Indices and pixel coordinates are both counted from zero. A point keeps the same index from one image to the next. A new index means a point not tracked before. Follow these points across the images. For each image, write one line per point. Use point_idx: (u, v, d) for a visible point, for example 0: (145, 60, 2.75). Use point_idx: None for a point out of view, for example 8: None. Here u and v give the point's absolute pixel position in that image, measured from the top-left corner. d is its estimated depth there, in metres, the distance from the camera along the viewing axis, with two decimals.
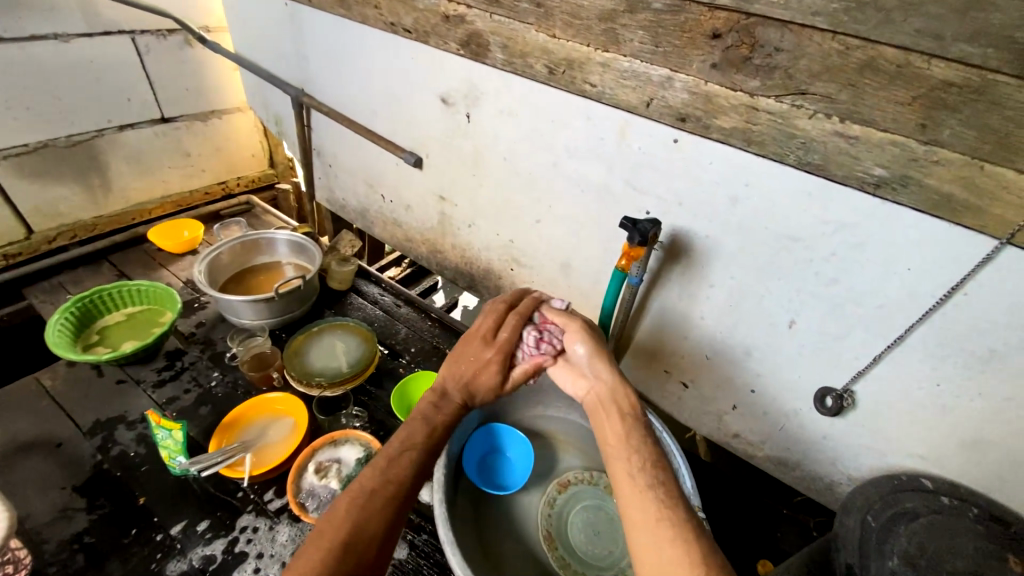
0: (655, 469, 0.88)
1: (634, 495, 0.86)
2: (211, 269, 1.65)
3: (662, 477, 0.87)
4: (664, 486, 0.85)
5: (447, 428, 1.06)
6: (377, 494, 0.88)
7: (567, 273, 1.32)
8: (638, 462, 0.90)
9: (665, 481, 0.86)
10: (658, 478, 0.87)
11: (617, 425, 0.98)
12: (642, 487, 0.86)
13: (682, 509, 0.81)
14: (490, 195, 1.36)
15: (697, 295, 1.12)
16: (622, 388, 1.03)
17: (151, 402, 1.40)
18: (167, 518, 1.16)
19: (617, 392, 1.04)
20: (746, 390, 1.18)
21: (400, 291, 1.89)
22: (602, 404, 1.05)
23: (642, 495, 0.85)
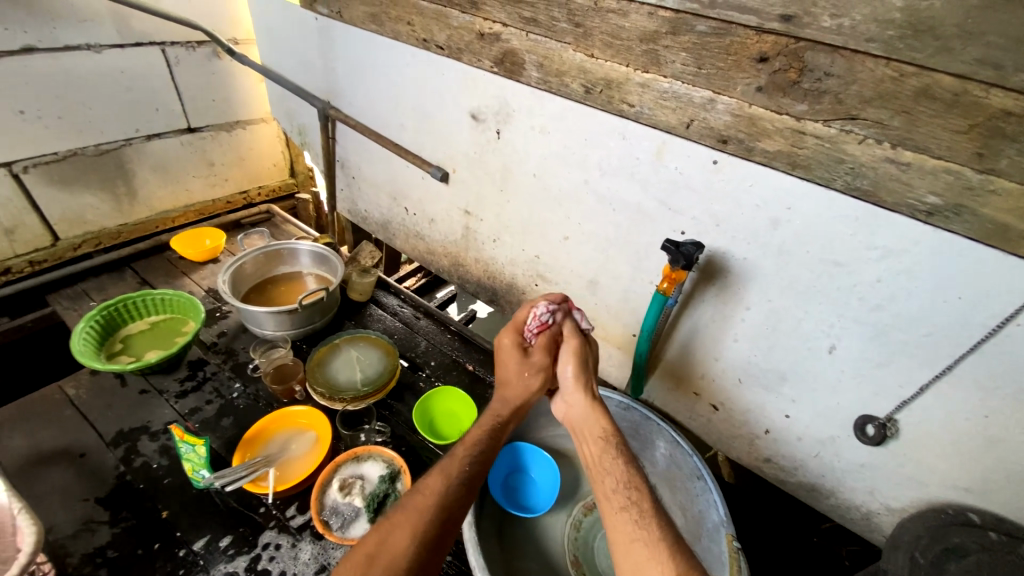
0: (630, 489, 0.89)
1: (614, 516, 0.86)
2: (235, 279, 1.65)
3: (634, 498, 0.87)
4: (638, 505, 0.86)
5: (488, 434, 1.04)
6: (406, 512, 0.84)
7: (595, 291, 1.31)
8: (613, 483, 0.91)
9: (639, 499, 0.87)
10: (632, 497, 0.88)
11: (595, 448, 1.01)
12: (618, 506, 0.87)
13: (658, 529, 0.82)
14: (517, 210, 1.35)
15: (731, 317, 1.10)
16: (599, 413, 1.08)
17: (174, 412, 1.40)
18: (190, 533, 1.15)
19: (592, 415, 1.08)
20: (779, 415, 1.16)
21: (419, 303, 1.89)
22: (580, 427, 1.08)
23: (619, 516, 0.85)
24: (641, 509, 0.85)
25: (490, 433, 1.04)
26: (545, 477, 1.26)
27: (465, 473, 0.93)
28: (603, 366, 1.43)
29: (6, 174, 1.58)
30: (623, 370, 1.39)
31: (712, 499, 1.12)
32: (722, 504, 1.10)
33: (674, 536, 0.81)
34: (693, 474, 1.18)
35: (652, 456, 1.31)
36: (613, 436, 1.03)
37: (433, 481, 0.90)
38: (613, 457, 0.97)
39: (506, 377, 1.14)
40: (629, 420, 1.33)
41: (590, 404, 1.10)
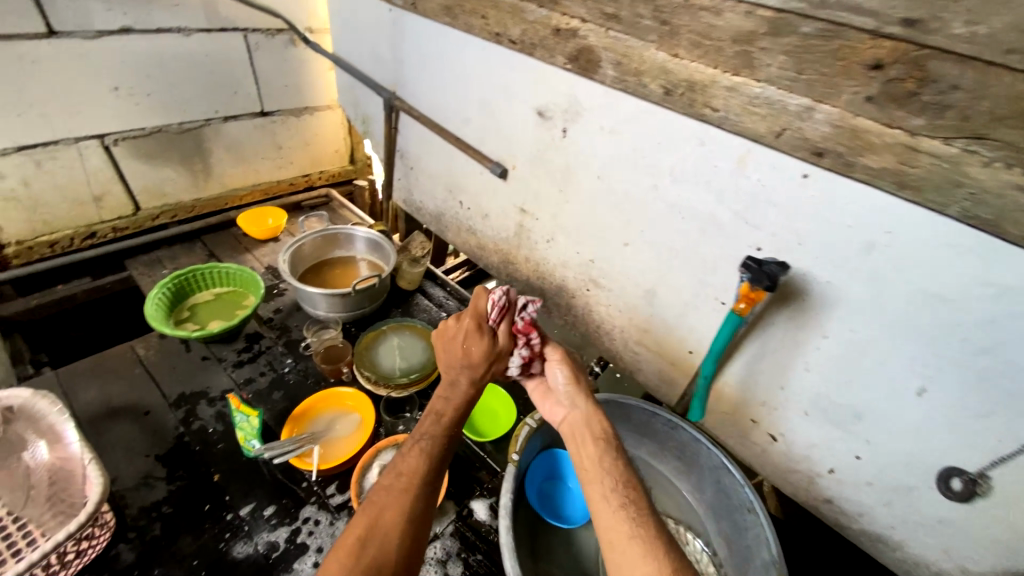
0: (627, 490, 0.89)
1: (611, 517, 0.86)
2: (294, 259, 1.72)
3: (629, 500, 0.88)
4: (634, 505, 0.87)
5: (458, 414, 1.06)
6: (391, 492, 0.92)
7: (652, 301, 1.25)
8: (610, 484, 0.91)
9: (636, 499, 0.88)
10: (629, 497, 0.88)
11: (590, 448, 0.99)
12: (617, 506, 0.87)
13: (655, 532, 0.82)
14: (576, 212, 1.32)
15: (803, 343, 1.02)
16: (597, 415, 1.07)
17: (230, 381, 1.47)
18: (238, 498, 1.20)
19: (588, 420, 1.06)
20: (849, 455, 1.07)
21: (465, 296, 1.89)
22: (575, 430, 1.05)
23: (617, 516, 0.85)
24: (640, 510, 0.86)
25: (460, 411, 1.06)
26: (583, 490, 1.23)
27: (438, 453, 0.99)
28: (651, 379, 1.37)
29: (99, 145, 1.70)
30: (673, 385, 1.33)
31: (764, 536, 1.05)
32: (774, 541, 1.02)
33: (667, 539, 0.82)
34: (743, 505, 1.13)
35: (704, 481, 1.25)
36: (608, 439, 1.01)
37: (412, 462, 0.97)
38: (608, 458, 0.97)
39: (455, 359, 1.09)
40: (678, 440, 1.28)
41: (586, 408, 1.08)
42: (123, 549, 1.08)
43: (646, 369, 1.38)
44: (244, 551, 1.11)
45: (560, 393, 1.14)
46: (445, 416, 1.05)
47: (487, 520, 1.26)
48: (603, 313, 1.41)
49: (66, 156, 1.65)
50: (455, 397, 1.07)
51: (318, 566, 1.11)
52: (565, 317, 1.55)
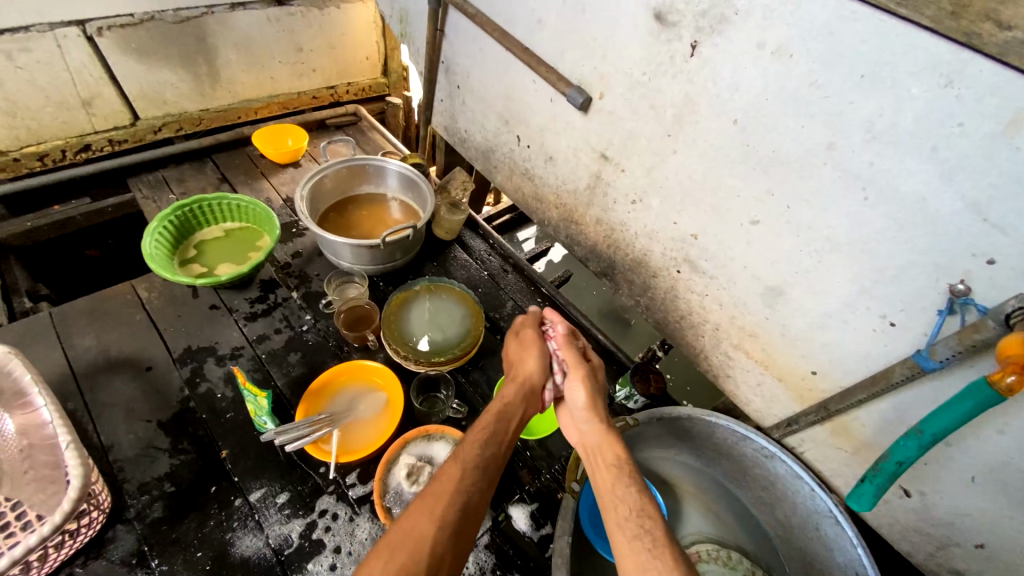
0: (641, 516, 0.71)
1: (624, 548, 0.68)
2: (315, 195, 1.44)
3: (649, 525, 0.70)
4: (652, 534, 0.68)
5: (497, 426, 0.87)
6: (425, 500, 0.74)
7: (771, 302, 0.93)
8: (625, 510, 0.73)
9: (653, 527, 0.70)
10: (645, 525, 0.70)
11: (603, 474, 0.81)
12: (631, 536, 0.69)
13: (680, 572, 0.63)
14: (684, 169, 0.96)
15: (1011, 399, 0.71)
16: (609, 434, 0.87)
17: (242, 336, 1.29)
18: (247, 481, 1.07)
19: (602, 442, 0.86)
20: (1017, 538, 0.80)
21: (509, 253, 1.60)
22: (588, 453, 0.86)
23: (634, 550, 0.67)
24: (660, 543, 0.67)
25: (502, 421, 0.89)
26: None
27: (480, 457, 0.81)
28: (743, 391, 1.09)
29: (80, 35, 1.39)
30: (771, 404, 1.05)
31: None
32: None
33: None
34: (849, 567, 0.90)
35: (796, 522, 1.00)
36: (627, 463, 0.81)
37: (450, 467, 0.79)
38: (625, 480, 0.78)
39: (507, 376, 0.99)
40: (767, 470, 1.02)
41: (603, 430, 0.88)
42: (120, 532, 0.97)
43: (739, 377, 1.09)
44: (254, 544, 0.99)
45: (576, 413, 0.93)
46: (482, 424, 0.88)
47: (526, 531, 1.07)
48: (694, 303, 1.10)
49: (44, 47, 1.35)
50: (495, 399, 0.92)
51: (335, 569, 0.98)
52: (637, 297, 1.26)
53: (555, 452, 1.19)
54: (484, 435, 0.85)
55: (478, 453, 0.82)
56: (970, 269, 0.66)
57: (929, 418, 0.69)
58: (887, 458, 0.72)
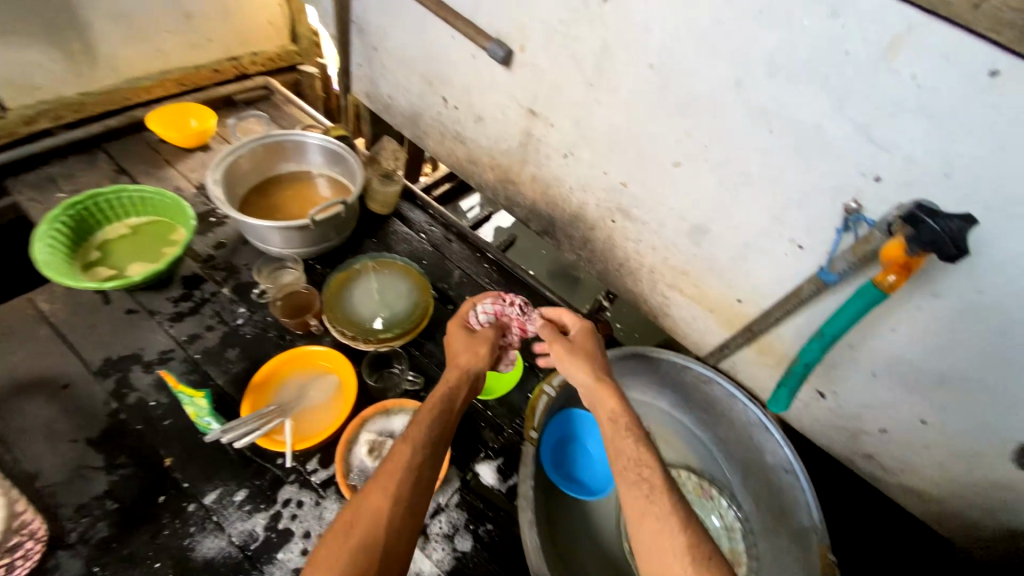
0: (640, 466, 0.79)
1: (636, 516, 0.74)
2: (230, 180, 1.32)
3: (653, 494, 0.75)
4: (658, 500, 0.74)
5: (447, 405, 0.95)
6: (377, 481, 0.83)
7: (698, 240, 0.99)
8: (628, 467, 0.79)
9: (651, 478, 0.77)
10: (643, 474, 0.78)
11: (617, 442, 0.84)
12: (640, 505, 0.75)
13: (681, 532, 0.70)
14: (609, 117, 0.97)
15: (901, 301, 0.80)
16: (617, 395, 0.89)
17: (170, 339, 1.21)
18: (199, 484, 1.03)
19: (595, 390, 0.91)
20: (912, 419, 0.93)
21: (450, 220, 1.55)
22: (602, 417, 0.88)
23: (646, 515, 0.73)
24: (657, 496, 0.74)
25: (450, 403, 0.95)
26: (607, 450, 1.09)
27: (429, 437, 0.89)
28: (683, 326, 1.16)
29: None
30: (705, 333, 1.13)
31: (803, 501, 0.95)
32: (816, 505, 0.93)
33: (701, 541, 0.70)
34: (779, 465, 1.00)
35: (734, 435, 1.10)
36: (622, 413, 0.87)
37: (398, 450, 0.87)
38: (623, 433, 0.84)
39: (455, 352, 1.03)
40: (706, 394, 1.11)
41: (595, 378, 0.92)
42: (64, 557, 0.93)
43: (677, 314, 1.15)
44: (217, 544, 0.97)
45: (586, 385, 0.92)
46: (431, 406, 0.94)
47: (495, 484, 1.11)
48: (630, 250, 1.15)
49: None
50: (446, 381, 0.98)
51: (306, 553, 0.98)
52: (579, 251, 1.28)
53: (515, 409, 1.22)
54: (430, 417, 0.92)
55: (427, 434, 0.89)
56: (861, 188, 0.73)
57: (828, 321, 0.77)
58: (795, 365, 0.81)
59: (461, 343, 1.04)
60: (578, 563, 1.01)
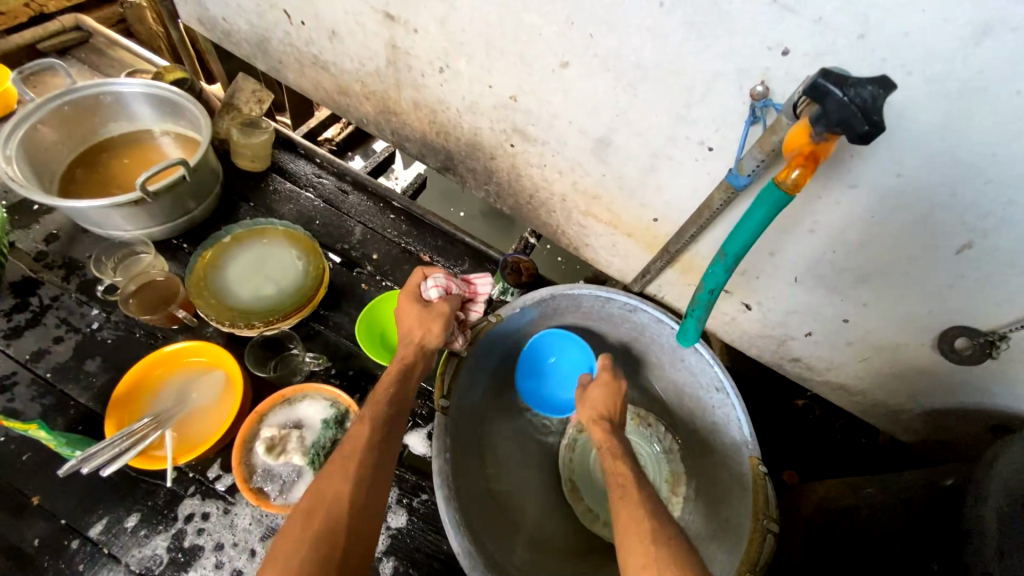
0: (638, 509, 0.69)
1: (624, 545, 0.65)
2: (35, 155, 1.04)
3: (625, 493, 0.72)
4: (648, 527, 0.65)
5: (405, 381, 0.88)
6: (338, 462, 0.76)
7: (604, 156, 0.85)
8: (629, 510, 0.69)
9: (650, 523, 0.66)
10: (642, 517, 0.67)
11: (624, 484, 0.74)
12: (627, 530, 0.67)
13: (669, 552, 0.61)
14: (477, 11, 0.78)
15: (820, 197, 0.71)
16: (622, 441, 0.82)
17: (9, 360, 1.00)
18: (80, 518, 0.89)
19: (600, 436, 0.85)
20: (835, 318, 0.90)
21: (343, 168, 1.33)
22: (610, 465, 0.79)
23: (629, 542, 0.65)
24: (628, 498, 0.71)
25: (409, 375, 0.89)
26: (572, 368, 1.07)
27: (388, 414, 0.83)
28: (605, 254, 1.06)
29: None
30: (628, 259, 1.04)
31: (734, 416, 0.92)
32: (747, 421, 0.90)
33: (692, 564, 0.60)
34: (710, 385, 0.96)
35: (666, 360, 1.04)
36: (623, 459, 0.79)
37: (357, 429, 0.80)
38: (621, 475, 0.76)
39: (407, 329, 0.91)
40: (633, 323, 1.02)
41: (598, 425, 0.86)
42: None
43: (595, 244, 1.05)
44: None
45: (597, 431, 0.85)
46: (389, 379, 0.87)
47: (426, 453, 1.03)
48: (537, 178, 1.00)
49: None
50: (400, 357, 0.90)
51: (222, 565, 0.88)
52: (485, 186, 1.12)
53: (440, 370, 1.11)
54: (389, 392, 0.85)
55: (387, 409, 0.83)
56: (768, 66, 0.60)
57: (729, 239, 0.64)
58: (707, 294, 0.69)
59: (411, 319, 0.91)
60: (521, 515, 0.97)
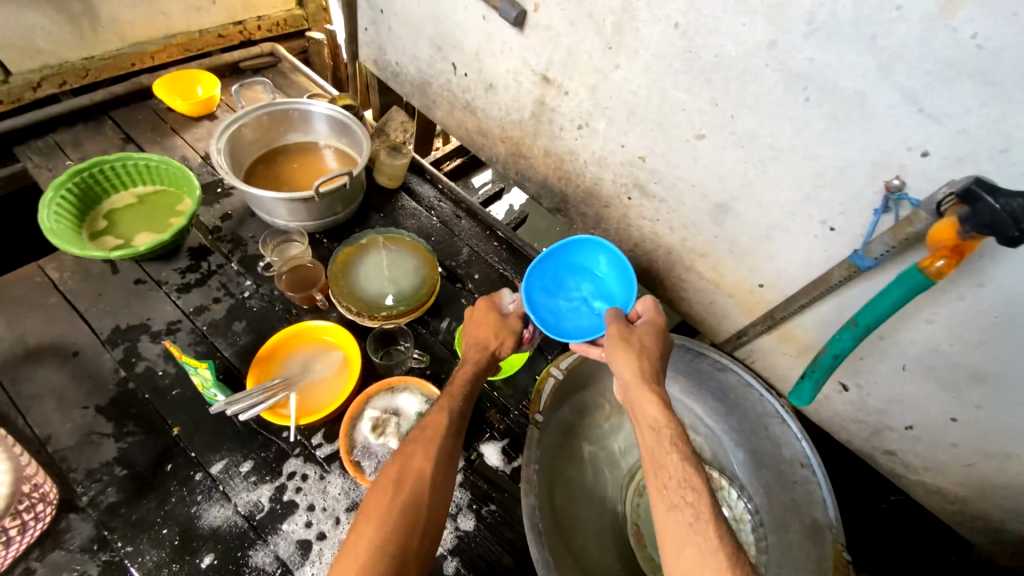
0: (684, 488, 0.70)
1: (662, 514, 0.69)
2: (234, 150, 1.29)
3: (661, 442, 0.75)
4: (694, 507, 0.68)
5: (474, 381, 0.96)
6: (417, 443, 0.84)
7: (721, 220, 0.93)
8: (666, 478, 0.71)
9: (697, 501, 0.68)
10: (688, 497, 0.69)
11: (659, 445, 0.75)
12: (668, 505, 0.69)
13: (714, 528, 0.65)
14: (629, 84, 0.91)
15: (942, 291, 0.74)
16: (658, 393, 0.79)
17: (177, 309, 1.20)
18: (206, 454, 1.03)
19: (639, 392, 0.79)
20: (942, 416, 0.88)
21: (461, 196, 1.49)
22: (642, 412, 0.78)
23: (669, 516, 0.68)
24: (664, 450, 0.74)
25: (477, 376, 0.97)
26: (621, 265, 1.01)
27: (462, 410, 0.91)
28: (700, 310, 1.12)
29: None
30: (724, 318, 1.09)
31: (819, 495, 0.92)
32: (832, 501, 0.90)
33: (734, 544, 0.65)
34: (794, 459, 0.96)
35: (749, 425, 1.05)
36: (667, 423, 0.77)
37: (435, 416, 0.89)
38: (666, 447, 0.74)
39: (475, 338, 1.01)
40: (720, 382, 1.06)
41: (637, 374, 0.81)
42: (74, 521, 0.94)
43: (692, 299, 1.11)
44: (223, 513, 0.98)
45: (628, 377, 0.81)
46: (460, 377, 0.96)
47: (499, 465, 1.09)
48: (646, 230, 1.09)
49: None
50: (469, 359, 0.98)
51: (311, 525, 0.98)
52: (592, 231, 1.23)
53: (522, 390, 1.18)
54: (462, 391, 0.93)
55: (462, 405, 0.91)
56: (905, 164, 0.67)
57: (862, 310, 0.72)
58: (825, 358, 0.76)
59: (483, 329, 1.01)
60: (578, 546, 0.97)
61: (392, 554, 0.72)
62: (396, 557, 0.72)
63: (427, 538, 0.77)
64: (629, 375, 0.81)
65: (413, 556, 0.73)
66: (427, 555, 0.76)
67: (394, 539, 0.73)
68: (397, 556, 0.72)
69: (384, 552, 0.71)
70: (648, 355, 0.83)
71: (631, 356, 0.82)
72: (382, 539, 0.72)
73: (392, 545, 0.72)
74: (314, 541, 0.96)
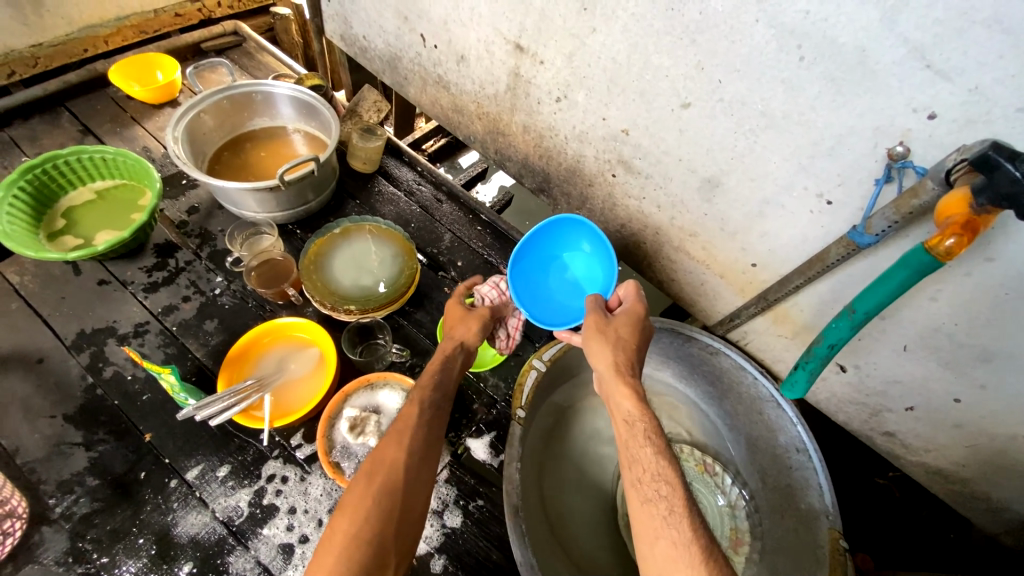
0: (658, 481, 0.66)
1: (636, 507, 0.66)
2: (194, 138, 1.21)
3: (633, 435, 0.71)
4: (668, 500, 0.64)
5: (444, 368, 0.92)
6: (390, 433, 0.81)
7: (711, 197, 0.86)
8: (641, 472, 0.68)
9: (672, 494, 0.64)
10: (662, 491, 0.65)
11: (633, 439, 0.71)
12: (642, 499, 0.66)
13: (688, 521, 0.62)
14: (607, 49, 0.83)
15: (950, 268, 0.68)
16: (634, 384, 0.75)
17: (145, 310, 1.14)
18: (181, 459, 0.99)
19: (614, 383, 0.76)
20: (945, 397, 0.84)
21: (440, 179, 1.42)
22: (615, 406, 0.75)
23: (643, 510, 0.65)
24: (635, 441, 0.70)
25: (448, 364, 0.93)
26: (601, 245, 0.94)
27: (435, 398, 0.88)
28: (692, 291, 1.06)
29: None
30: (717, 299, 1.03)
31: (814, 481, 0.88)
32: (828, 487, 0.87)
33: (709, 540, 0.61)
34: (789, 445, 0.93)
35: (743, 410, 1.00)
36: (642, 415, 0.72)
37: (408, 406, 0.85)
38: (640, 440, 0.70)
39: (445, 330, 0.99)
40: (713, 367, 1.01)
41: (613, 367, 0.77)
42: (47, 534, 0.92)
43: (683, 280, 1.05)
44: (201, 520, 0.95)
45: (605, 369, 0.77)
46: (432, 365, 0.92)
47: (486, 459, 1.06)
48: (633, 209, 1.02)
49: None
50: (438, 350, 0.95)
51: (292, 528, 0.95)
52: (576, 211, 1.16)
53: (508, 381, 1.14)
54: (432, 379, 0.89)
55: (434, 394, 0.87)
56: (910, 127, 0.60)
57: (861, 296, 0.66)
58: (820, 345, 0.71)
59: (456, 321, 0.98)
60: (568, 539, 0.94)
61: (368, 544, 0.68)
62: (373, 548, 0.68)
63: (407, 529, 0.73)
64: (603, 366, 0.77)
65: (392, 547, 0.70)
66: (407, 549, 0.73)
67: (368, 528, 0.70)
68: (372, 546, 0.68)
69: (359, 541, 0.68)
70: (623, 347, 0.79)
71: (605, 348, 0.78)
72: (360, 530, 0.69)
73: (366, 535, 0.69)
74: (296, 544, 0.94)
